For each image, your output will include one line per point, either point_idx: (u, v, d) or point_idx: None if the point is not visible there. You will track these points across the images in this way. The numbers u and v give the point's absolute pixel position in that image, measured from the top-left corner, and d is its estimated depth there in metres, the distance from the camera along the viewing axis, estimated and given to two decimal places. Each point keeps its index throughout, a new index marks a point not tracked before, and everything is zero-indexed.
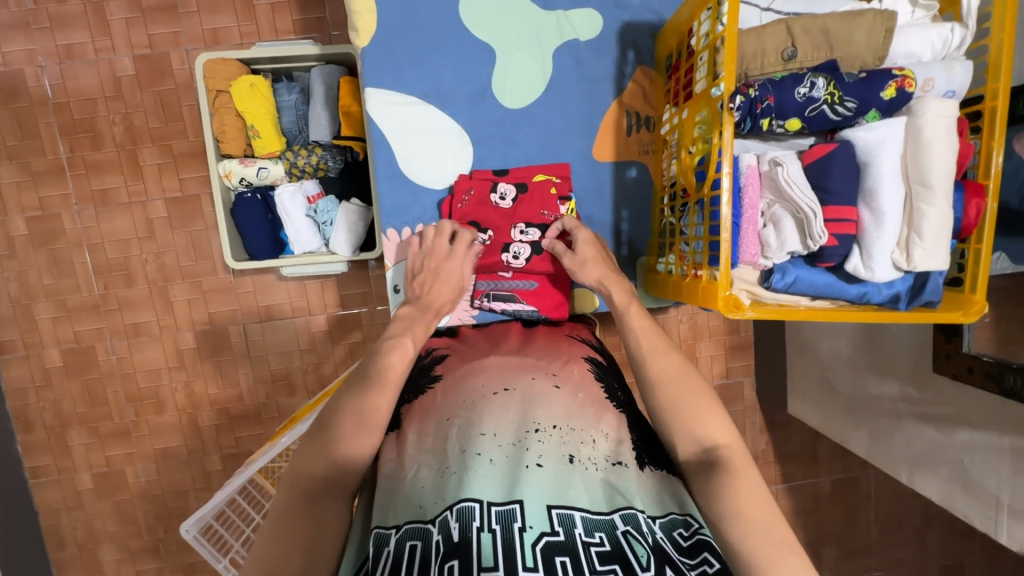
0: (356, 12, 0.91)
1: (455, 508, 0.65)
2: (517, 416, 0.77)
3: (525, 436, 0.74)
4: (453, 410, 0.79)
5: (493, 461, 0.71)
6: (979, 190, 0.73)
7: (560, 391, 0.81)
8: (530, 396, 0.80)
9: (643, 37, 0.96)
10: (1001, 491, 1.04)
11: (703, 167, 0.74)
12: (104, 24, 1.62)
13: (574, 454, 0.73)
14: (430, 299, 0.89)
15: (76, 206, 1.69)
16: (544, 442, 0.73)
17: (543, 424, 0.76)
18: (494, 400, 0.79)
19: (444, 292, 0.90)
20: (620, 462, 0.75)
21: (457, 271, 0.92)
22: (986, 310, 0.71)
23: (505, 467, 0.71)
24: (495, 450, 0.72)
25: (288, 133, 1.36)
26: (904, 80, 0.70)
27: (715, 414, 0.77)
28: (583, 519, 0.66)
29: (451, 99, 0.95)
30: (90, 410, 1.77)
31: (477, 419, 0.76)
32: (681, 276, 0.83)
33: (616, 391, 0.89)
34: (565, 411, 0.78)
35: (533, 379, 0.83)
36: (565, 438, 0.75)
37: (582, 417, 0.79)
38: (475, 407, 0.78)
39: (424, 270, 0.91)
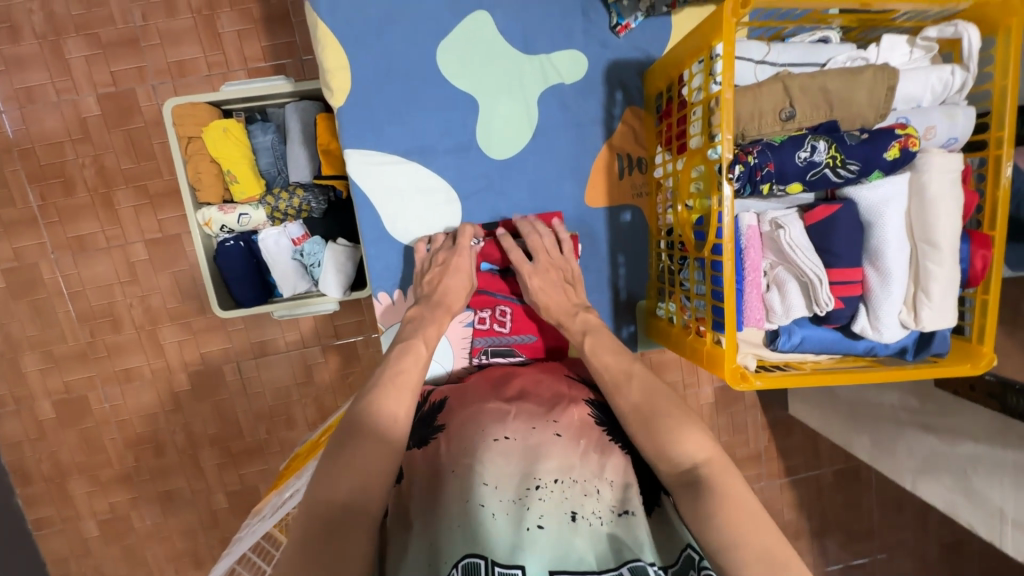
0: (330, 70, 0.87)
1: (460, 566, 0.64)
2: (521, 468, 0.73)
3: (526, 493, 0.70)
4: (457, 459, 0.74)
5: (495, 514, 0.68)
6: (985, 242, 0.72)
7: (561, 440, 0.76)
8: (532, 447, 0.75)
9: (630, 75, 0.92)
10: (1005, 503, 1.03)
11: (703, 228, 0.72)
12: (63, 63, 1.55)
13: (576, 511, 0.69)
14: (443, 294, 0.85)
15: (53, 255, 1.63)
16: (546, 501, 0.70)
17: (544, 479, 0.71)
18: (495, 448, 0.75)
19: (456, 282, 0.86)
20: (627, 512, 0.71)
21: (465, 268, 0.87)
22: (993, 364, 0.72)
23: (507, 524, 0.68)
24: (497, 503, 0.69)
25: (267, 175, 1.32)
26: (907, 140, 0.67)
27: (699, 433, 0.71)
28: None
29: (436, 153, 0.91)
30: (89, 459, 1.75)
31: (479, 466, 0.72)
32: (683, 328, 0.81)
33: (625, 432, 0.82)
34: (568, 463, 0.73)
35: (533, 430, 0.77)
36: (568, 492, 0.71)
37: (584, 466, 0.74)
38: (475, 455, 0.74)
39: (432, 267, 0.88)
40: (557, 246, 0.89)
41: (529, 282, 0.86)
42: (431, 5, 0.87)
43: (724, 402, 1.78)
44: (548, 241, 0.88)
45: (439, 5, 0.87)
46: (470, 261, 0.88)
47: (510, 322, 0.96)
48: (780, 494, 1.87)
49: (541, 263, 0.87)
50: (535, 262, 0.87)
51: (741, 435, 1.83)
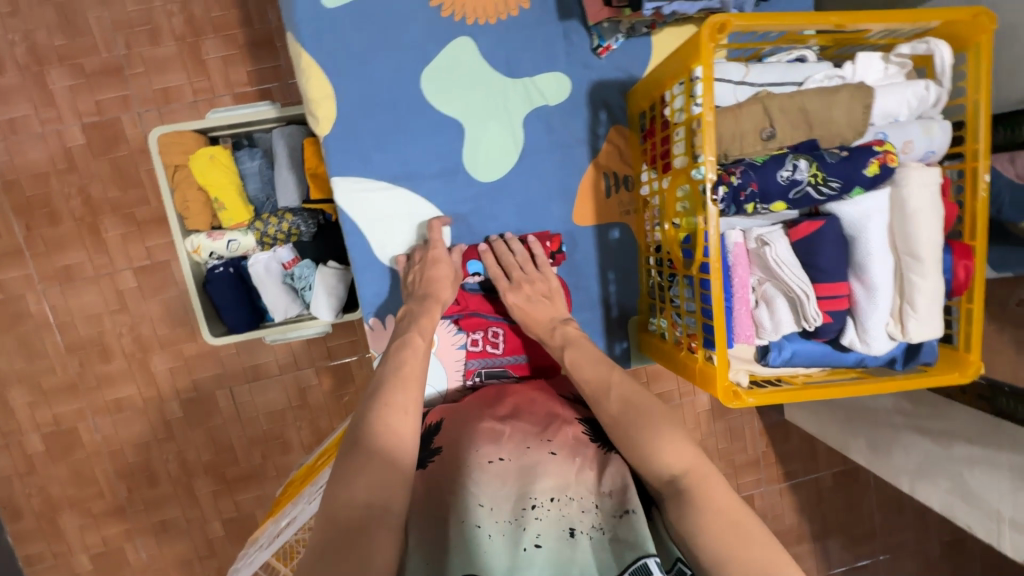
0: (314, 101, 0.87)
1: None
2: (516, 488, 0.71)
3: (522, 513, 0.69)
4: (450, 481, 0.72)
5: (492, 536, 0.67)
6: (967, 252, 0.73)
7: (556, 458, 0.74)
8: (527, 467, 0.73)
9: (613, 95, 0.93)
10: (1002, 505, 1.03)
11: (690, 246, 0.72)
12: (47, 94, 1.54)
13: (574, 526, 0.68)
14: (429, 290, 0.85)
15: (40, 286, 1.62)
16: (544, 520, 0.68)
17: (540, 497, 0.70)
18: (489, 470, 0.73)
19: (441, 281, 0.86)
20: (627, 511, 0.68)
21: (445, 267, 0.88)
22: (980, 372, 0.73)
23: (504, 545, 0.66)
24: (494, 525, 0.68)
25: (255, 201, 1.31)
26: (885, 156, 0.68)
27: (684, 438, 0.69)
28: None
29: (423, 178, 0.92)
30: (80, 491, 1.72)
31: (472, 487, 0.71)
32: (675, 344, 0.82)
33: None
34: (564, 480, 0.71)
35: (528, 450, 0.75)
36: (567, 509, 0.69)
37: (580, 483, 0.72)
38: (469, 476, 0.72)
39: (414, 265, 0.89)
40: (530, 260, 0.89)
41: (505, 298, 0.87)
42: (413, 34, 0.88)
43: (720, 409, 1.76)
44: (521, 257, 0.88)
45: (422, 34, 0.88)
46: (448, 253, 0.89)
47: (503, 343, 0.96)
48: (780, 499, 1.87)
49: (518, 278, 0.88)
50: (511, 280, 0.88)
51: (738, 442, 1.83)
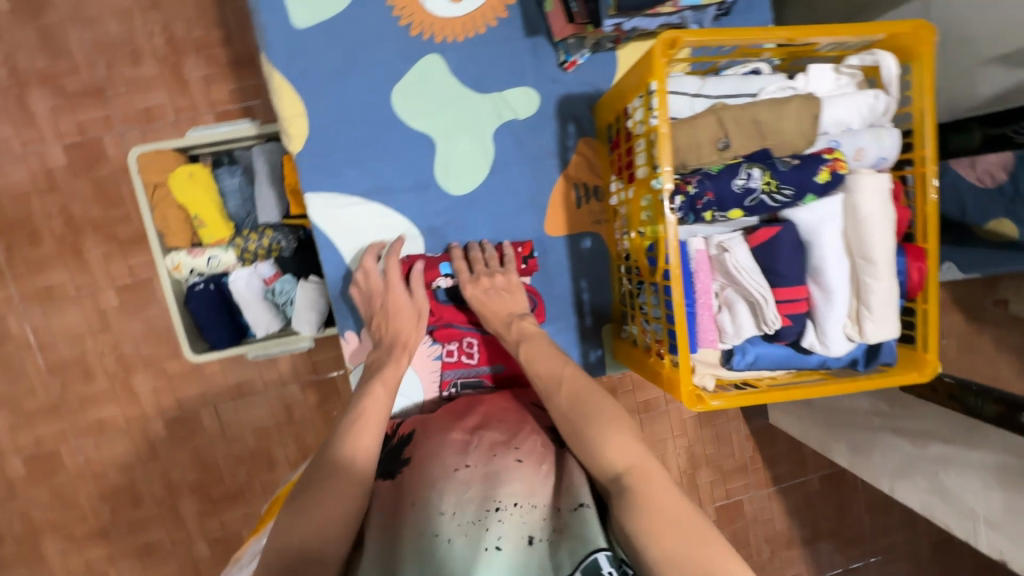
0: (287, 118, 0.89)
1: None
2: (480, 492, 0.72)
3: (485, 514, 0.70)
4: (416, 491, 0.74)
5: (451, 541, 0.68)
6: (920, 255, 0.75)
7: (522, 465, 0.75)
8: (492, 471, 0.74)
9: (582, 108, 0.95)
10: (978, 505, 1.04)
11: (654, 254, 0.74)
12: (29, 115, 1.55)
13: (534, 534, 0.69)
14: (395, 335, 0.87)
15: (21, 307, 1.61)
16: (504, 524, 0.69)
17: (504, 501, 0.71)
18: (456, 477, 0.74)
19: (405, 326, 0.87)
20: (580, 505, 0.69)
21: (406, 301, 0.89)
22: (937, 371, 0.74)
23: (463, 550, 0.67)
24: (454, 530, 0.69)
25: (235, 218, 1.30)
26: (835, 164, 0.70)
27: (625, 434, 0.71)
28: None
29: (396, 192, 0.93)
30: (62, 515, 1.69)
31: (436, 497, 0.72)
32: (644, 350, 0.83)
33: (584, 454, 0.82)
34: (528, 486, 0.73)
35: (494, 457, 0.76)
36: (526, 517, 0.70)
37: (544, 491, 0.74)
38: (435, 485, 0.73)
39: (378, 311, 0.88)
40: (498, 260, 0.91)
41: (465, 290, 0.88)
42: (383, 53, 0.90)
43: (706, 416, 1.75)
44: (488, 255, 0.91)
45: (391, 52, 0.90)
46: (407, 294, 0.88)
47: (477, 352, 0.97)
48: (769, 504, 1.87)
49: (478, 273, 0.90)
50: (473, 273, 0.90)
51: (726, 447, 1.84)
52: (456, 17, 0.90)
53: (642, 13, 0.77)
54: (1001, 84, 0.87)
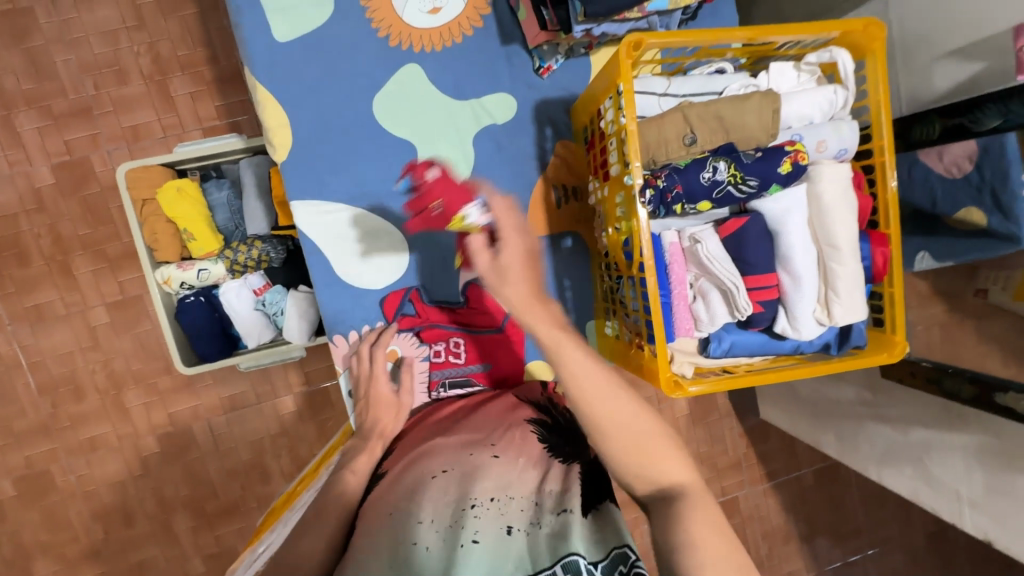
0: (272, 128, 0.91)
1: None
2: (454, 494, 0.72)
3: (462, 513, 0.70)
4: (396, 501, 0.73)
5: (430, 547, 0.67)
6: (883, 240, 0.78)
7: (499, 461, 0.77)
8: (468, 471, 0.75)
9: (558, 112, 0.98)
10: (960, 486, 1.07)
11: (629, 248, 0.77)
12: (16, 136, 1.57)
13: (511, 524, 0.70)
14: (375, 422, 0.87)
15: (9, 327, 1.61)
16: (482, 518, 0.69)
17: (480, 497, 0.71)
18: (433, 484, 0.74)
19: (386, 412, 0.88)
20: (564, 510, 0.72)
21: (388, 391, 0.89)
22: (906, 351, 0.77)
23: (443, 553, 0.67)
24: (432, 535, 0.68)
25: (224, 230, 1.33)
26: (797, 155, 0.73)
27: (674, 449, 0.67)
28: None
29: (380, 198, 0.96)
30: (53, 536, 1.68)
31: (414, 505, 0.71)
32: (626, 343, 0.86)
33: (565, 446, 0.84)
34: (504, 481, 0.74)
35: (471, 456, 0.77)
36: (504, 509, 0.71)
37: (521, 483, 0.75)
38: (414, 494, 0.73)
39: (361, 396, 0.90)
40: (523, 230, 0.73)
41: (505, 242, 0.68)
42: (362, 64, 0.93)
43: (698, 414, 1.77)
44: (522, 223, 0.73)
45: (370, 62, 0.93)
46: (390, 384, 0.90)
47: (464, 352, 0.98)
48: (763, 500, 1.89)
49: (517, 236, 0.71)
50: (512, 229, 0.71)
51: (719, 444, 1.85)
52: (432, 27, 0.93)
53: (609, 19, 0.80)
54: (958, 77, 0.91)
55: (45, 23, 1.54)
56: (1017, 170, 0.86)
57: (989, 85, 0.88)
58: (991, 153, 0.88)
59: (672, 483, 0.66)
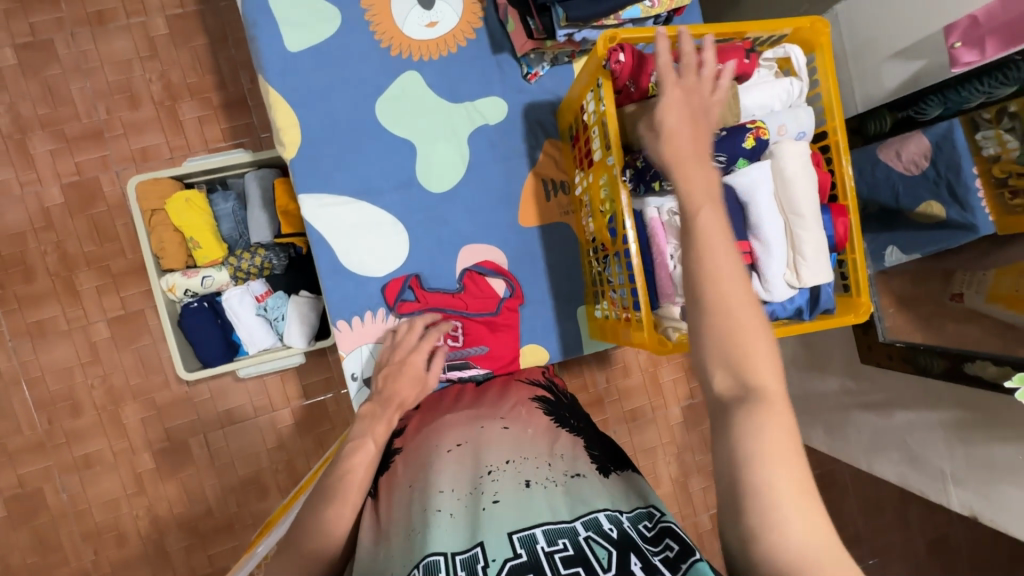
0: (281, 128, 1.00)
1: (420, 565, 0.63)
2: (469, 463, 0.76)
3: (480, 480, 0.73)
4: (415, 476, 0.78)
5: (453, 514, 0.69)
6: (842, 211, 0.87)
7: (509, 430, 0.82)
8: (480, 442, 0.79)
9: (545, 114, 1.08)
10: (943, 463, 1.11)
11: (613, 225, 0.87)
12: (28, 158, 1.64)
13: (530, 478, 0.73)
14: (394, 393, 0.87)
15: (10, 342, 1.63)
16: (500, 480, 0.73)
17: (496, 463, 0.75)
18: (449, 456, 0.78)
19: (408, 387, 0.89)
20: (578, 475, 0.75)
21: (421, 364, 0.91)
22: (871, 310, 0.86)
23: (466, 516, 0.69)
24: (454, 503, 0.71)
25: (228, 239, 1.39)
26: (759, 131, 0.85)
27: (774, 356, 0.61)
28: (544, 532, 0.65)
29: (381, 192, 1.03)
30: (42, 559, 1.64)
31: (433, 477, 0.75)
32: (615, 318, 0.95)
33: (568, 419, 0.89)
34: (515, 446, 0.78)
35: (482, 428, 0.82)
36: (521, 468, 0.75)
37: (533, 446, 0.79)
38: (432, 467, 0.77)
39: (389, 364, 0.91)
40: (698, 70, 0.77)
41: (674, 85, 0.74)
42: (367, 70, 1.02)
43: (692, 419, 1.79)
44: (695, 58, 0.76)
45: (374, 70, 1.02)
46: (423, 359, 0.91)
47: (462, 336, 1.00)
48: None
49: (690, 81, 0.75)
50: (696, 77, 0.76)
51: None
52: (431, 39, 1.03)
53: (589, 25, 0.91)
54: (901, 77, 1.03)
55: (63, 53, 1.64)
56: (967, 164, 0.98)
57: (930, 79, 0.98)
58: (943, 150, 1.00)
59: (761, 387, 0.58)
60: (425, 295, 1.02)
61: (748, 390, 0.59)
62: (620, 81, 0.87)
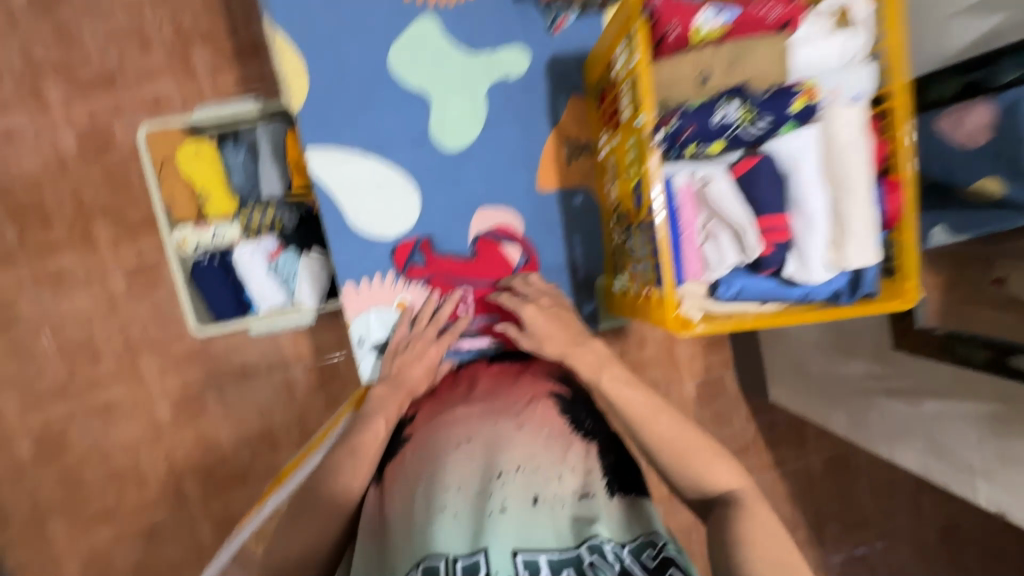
0: (287, 78, 0.94)
1: (423, 564, 0.64)
2: (481, 462, 0.73)
3: (489, 483, 0.70)
4: (421, 468, 0.74)
5: (459, 515, 0.68)
6: (897, 185, 0.80)
7: (523, 432, 0.75)
8: (493, 441, 0.74)
9: (571, 67, 1.00)
10: (972, 456, 1.06)
11: (639, 192, 0.81)
12: (42, 103, 1.61)
13: (539, 494, 0.70)
14: (406, 376, 0.88)
15: (31, 289, 1.65)
16: (509, 486, 0.69)
17: (506, 467, 0.71)
18: (458, 453, 0.74)
19: (418, 370, 0.89)
20: (587, 495, 0.72)
21: (434, 352, 0.91)
22: (918, 297, 0.79)
23: (473, 518, 0.68)
24: (461, 503, 0.69)
25: (240, 192, 1.32)
26: (808, 93, 0.79)
27: (729, 464, 0.77)
28: (549, 560, 0.64)
29: (391, 147, 0.98)
30: (69, 496, 1.71)
31: (442, 472, 0.72)
32: (635, 294, 0.90)
33: (585, 420, 0.82)
34: (530, 451, 0.73)
35: (495, 425, 0.76)
36: (531, 479, 0.71)
37: (547, 454, 0.74)
38: (441, 462, 0.74)
39: (405, 350, 0.91)
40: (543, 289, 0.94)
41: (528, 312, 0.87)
42: (380, 14, 0.95)
43: (706, 395, 1.75)
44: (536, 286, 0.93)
45: (388, 14, 0.95)
46: (439, 352, 0.91)
47: (472, 305, 0.99)
48: (772, 487, 1.82)
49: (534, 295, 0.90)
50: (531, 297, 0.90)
51: (726, 429, 1.78)
52: None
53: None
54: (972, 34, 0.93)
55: None
56: None
57: (1004, 39, 0.89)
58: (1011, 118, 0.87)
59: (723, 493, 0.75)
60: (438, 260, 0.99)
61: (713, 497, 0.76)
62: (659, 26, 0.80)
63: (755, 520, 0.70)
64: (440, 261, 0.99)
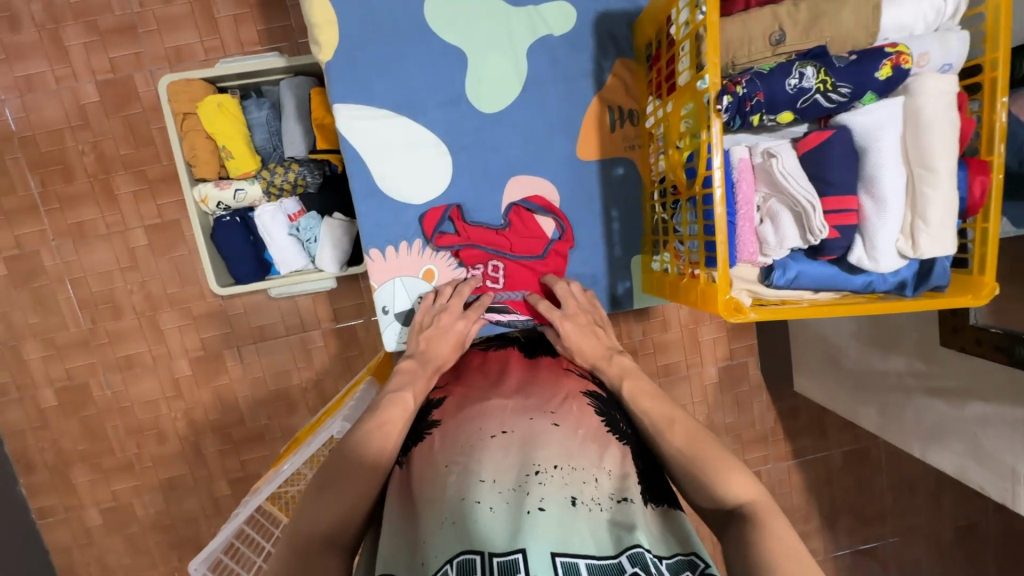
0: (318, 25, 0.89)
1: (455, 562, 0.59)
2: (516, 457, 0.69)
3: (525, 479, 0.67)
4: (452, 455, 0.70)
5: (494, 509, 0.64)
6: (982, 168, 0.77)
7: (559, 429, 0.73)
8: (530, 436, 0.71)
9: (619, 26, 0.95)
10: (1017, 463, 1.01)
11: (693, 164, 0.77)
12: (62, 51, 1.57)
13: (576, 495, 0.66)
14: (433, 354, 0.86)
15: (54, 241, 1.64)
16: (547, 485, 0.66)
17: (544, 464, 0.68)
18: (493, 444, 0.71)
19: (444, 346, 0.88)
20: (625, 500, 0.67)
21: (460, 330, 0.89)
22: (995, 291, 0.77)
23: (508, 515, 0.63)
24: (495, 497, 0.65)
25: (262, 151, 1.31)
26: (898, 57, 0.73)
27: (749, 473, 0.69)
28: (588, 566, 0.59)
29: (426, 105, 0.93)
30: (91, 446, 1.74)
31: (476, 463, 0.69)
32: (677, 275, 0.87)
33: (619, 423, 0.79)
34: (566, 450, 0.70)
35: (531, 421, 0.74)
36: (568, 478, 0.67)
37: (583, 455, 0.71)
38: (474, 453, 0.70)
39: (433, 325, 0.89)
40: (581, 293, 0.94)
41: (562, 325, 0.88)
42: None
43: (728, 381, 1.70)
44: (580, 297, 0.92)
45: None
46: (466, 327, 0.90)
47: (503, 278, 0.97)
48: (787, 476, 1.78)
49: (570, 311, 0.91)
50: (568, 312, 0.90)
51: (745, 415, 1.74)
52: None
53: None
54: None
55: None
56: None
57: None
58: None
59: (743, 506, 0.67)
60: (466, 228, 0.95)
61: (732, 512, 0.68)
62: None
63: (777, 541, 0.62)
64: (467, 230, 0.95)
